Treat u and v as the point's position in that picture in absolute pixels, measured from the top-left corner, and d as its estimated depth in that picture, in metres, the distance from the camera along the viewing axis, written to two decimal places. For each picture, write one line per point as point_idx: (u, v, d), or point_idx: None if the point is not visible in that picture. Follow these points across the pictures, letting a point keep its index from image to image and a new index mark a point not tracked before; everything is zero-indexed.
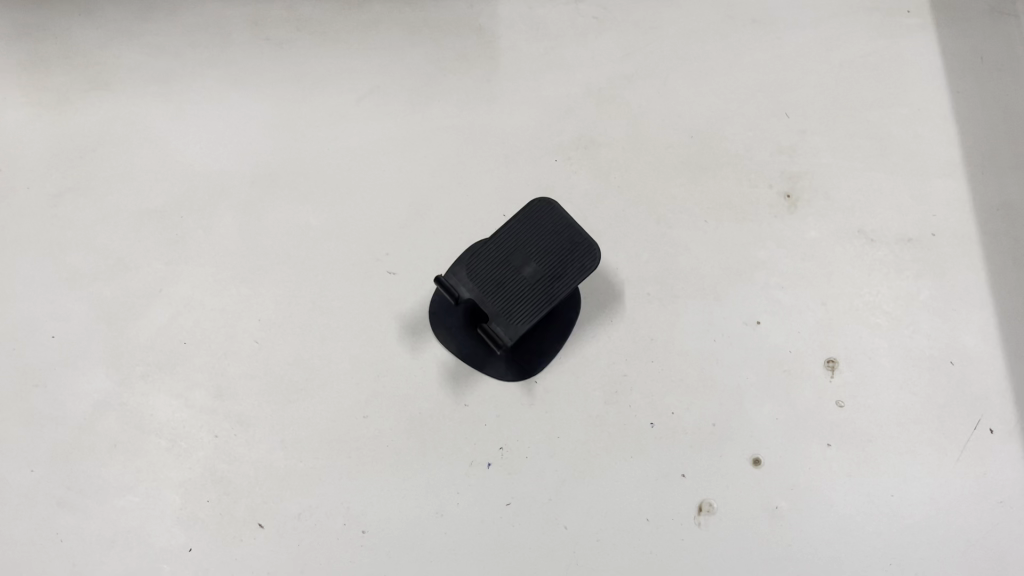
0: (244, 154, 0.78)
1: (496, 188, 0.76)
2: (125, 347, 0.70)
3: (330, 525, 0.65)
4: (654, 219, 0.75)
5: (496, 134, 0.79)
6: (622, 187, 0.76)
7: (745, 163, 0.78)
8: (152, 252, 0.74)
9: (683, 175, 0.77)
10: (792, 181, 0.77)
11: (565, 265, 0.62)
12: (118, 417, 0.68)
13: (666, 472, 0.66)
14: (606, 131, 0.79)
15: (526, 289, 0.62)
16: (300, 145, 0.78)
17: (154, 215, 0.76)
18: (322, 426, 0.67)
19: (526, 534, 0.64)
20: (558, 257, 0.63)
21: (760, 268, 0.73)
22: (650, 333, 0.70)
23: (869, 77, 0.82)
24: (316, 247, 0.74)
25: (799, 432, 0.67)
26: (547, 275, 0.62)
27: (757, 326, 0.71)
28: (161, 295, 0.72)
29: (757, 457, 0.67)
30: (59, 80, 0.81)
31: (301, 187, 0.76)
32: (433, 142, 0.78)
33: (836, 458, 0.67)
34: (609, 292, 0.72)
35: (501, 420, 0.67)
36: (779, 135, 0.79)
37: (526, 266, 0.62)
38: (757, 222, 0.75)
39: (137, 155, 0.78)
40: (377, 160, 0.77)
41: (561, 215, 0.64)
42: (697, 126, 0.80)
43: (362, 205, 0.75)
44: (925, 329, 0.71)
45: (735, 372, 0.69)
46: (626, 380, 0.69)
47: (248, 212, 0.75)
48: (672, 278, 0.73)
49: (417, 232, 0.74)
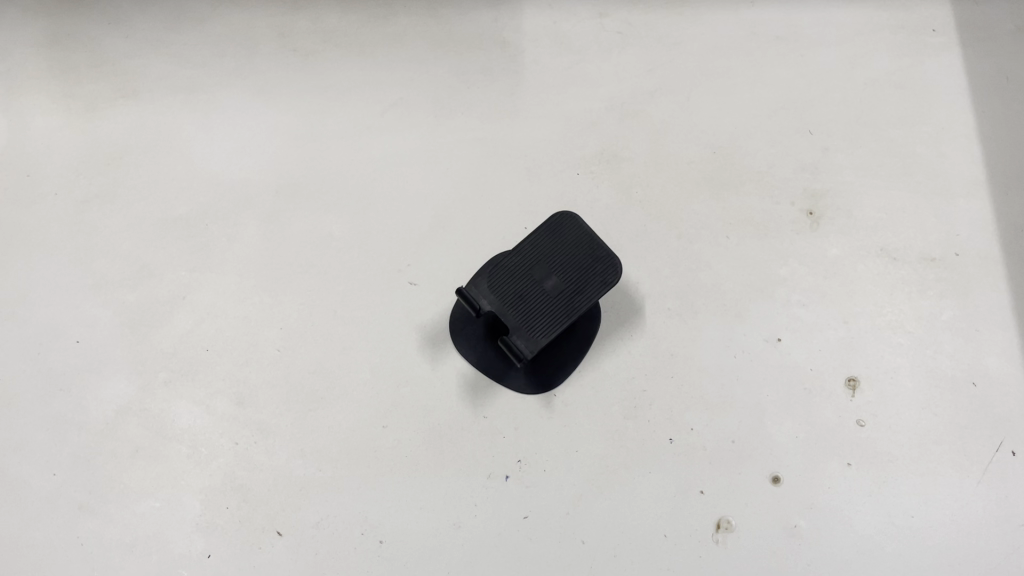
0: (268, 164, 0.79)
1: (518, 201, 0.76)
2: (148, 354, 0.71)
3: (348, 534, 0.65)
4: (676, 235, 0.75)
5: (518, 147, 0.79)
6: (644, 202, 0.76)
7: (767, 179, 0.78)
8: (176, 259, 0.75)
9: (705, 192, 0.77)
10: (814, 198, 0.77)
11: (587, 278, 0.63)
12: (139, 423, 0.69)
13: (685, 489, 0.66)
14: (628, 145, 0.79)
15: (548, 302, 0.62)
16: (323, 156, 0.79)
17: (178, 223, 0.76)
18: (341, 435, 0.68)
19: (542, 548, 0.64)
20: (580, 270, 0.63)
21: (782, 285, 0.73)
22: (669, 348, 0.70)
23: (893, 96, 0.81)
24: (337, 257, 0.74)
25: (820, 451, 0.67)
26: (569, 289, 0.63)
27: (778, 343, 0.71)
28: (184, 302, 0.73)
29: (776, 475, 0.66)
30: (88, 88, 0.82)
31: (324, 197, 0.77)
32: (456, 154, 0.79)
33: (857, 478, 0.66)
34: (630, 307, 0.72)
35: (519, 433, 0.67)
36: (802, 152, 0.79)
37: (548, 279, 0.63)
38: (779, 238, 0.75)
39: (163, 163, 0.79)
40: (400, 173, 0.78)
41: (584, 229, 0.65)
42: (720, 142, 0.80)
43: (384, 216, 0.76)
44: (947, 349, 0.71)
45: (755, 389, 0.69)
46: (646, 395, 0.69)
47: (272, 221, 0.76)
48: (693, 293, 0.73)
49: (439, 244, 0.74)
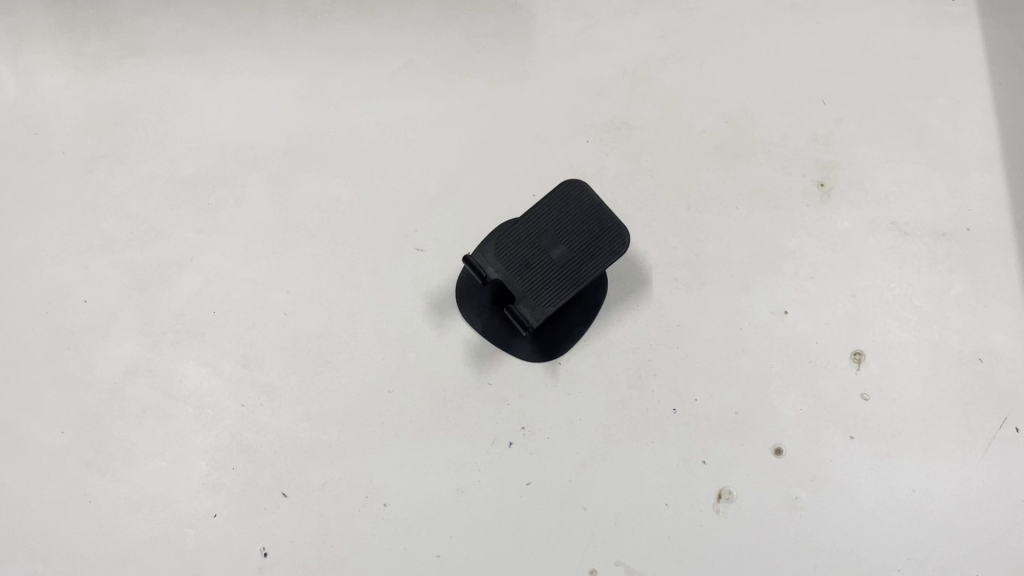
0: (276, 125, 0.78)
1: (527, 168, 0.76)
2: (156, 315, 0.71)
3: (352, 496, 0.65)
4: (685, 203, 0.74)
5: (529, 113, 0.78)
6: (654, 170, 0.76)
7: (779, 148, 0.77)
8: (183, 221, 0.75)
9: (716, 160, 0.76)
10: (826, 170, 0.76)
11: (594, 248, 0.63)
12: (147, 383, 0.69)
13: (687, 459, 0.66)
14: (639, 112, 0.78)
15: (555, 271, 0.63)
16: (330, 119, 0.78)
17: (185, 183, 0.76)
18: (346, 399, 0.68)
19: (545, 514, 0.65)
20: (587, 239, 0.63)
21: (790, 257, 0.72)
22: (675, 319, 0.70)
23: (910, 67, 0.80)
24: (345, 221, 0.74)
25: (822, 424, 0.68)
26: (576, 259, 0.63)
27: (785, 316, 0.70)
28: (192, 263, 0.73)
29: (778, 447, 0.67)
30: (94, 46, 0.80)
31: (331, 159, 0.76)
32: (465, 118, 0.78)
33: (859, 451, 0.67)
34: (637, 277, 0.72)
35: (523, 401, 0.68)
36: (815, 122, 0.78)
37: (555, 248, 0.63)
38: (790, 210, 0.74)
39: (171, 123, 0.78)
40: (409, 136, 0.77)
41: (592, 197, 0.65)
42: (732, 110, 0.79)
43: (392, 180, 0.75)
44: (955, 325, 0.70)
45: (760, 362, 0.69)
46: (650, 365, 0.69)
47: (279, 182, 0.75)
48: (701, 264, 0.72)
49: (447, 209, 0.74)
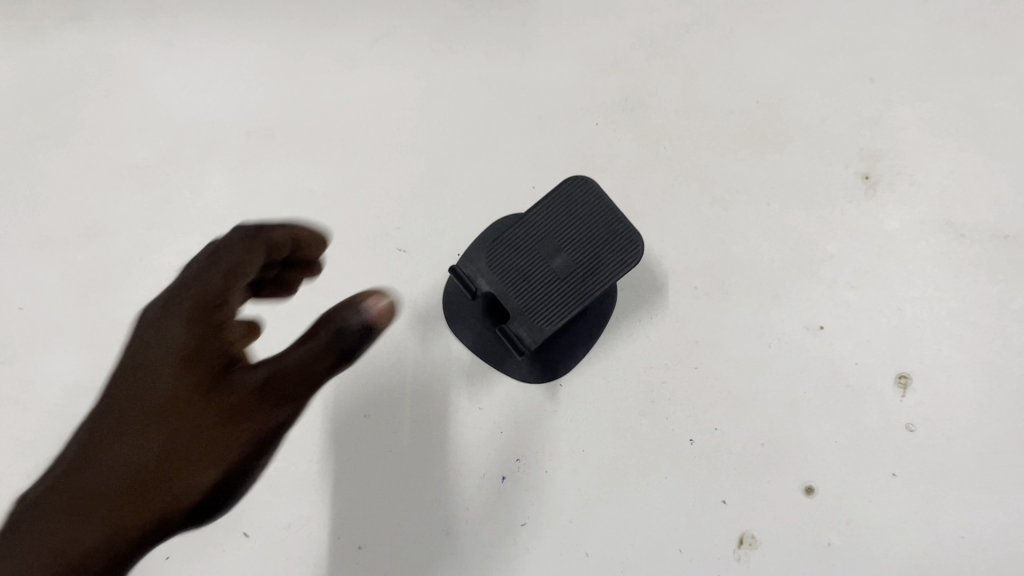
0: (240, 104, 0.68)
1: (526, 154, 0.65)
2: (99, 323, 0.62)
3: (322, 536, 0.57)
4: (708, 198, 0.64)
5: (530, 89, 0.67)
6: (672, 157, 0.65)
7: (818, 134, 0.65)
8: (132, 214, 0.65)
9: (744, 146, 0.65)
10: (872, 160, 0.64)
11: (603, 256, 0.54)
12: (89, 401, 0.59)
13: (705, 497, 0.57)
14: (657, 90, 0.67)
15: (557, 284, 0.54)
16: (301, 95, 0.67)
17: (137, 173, 0.67)
18: (313, 423, 0.59)
19: (540, 560, 0.56)
20: (595, 246, 0.55)
21: (827, 263, 0.62)
22: (694, 333, 0.61)
23: (970, 38, 0.66)
24: (315, 216, 0.64)
25: (861, 460, 0.57)
26: (582, 269, 0.54)
27: (820, 332, 0.60)
28: (142, 263, 0.64)
29: (810, 484, 0.57)
30: (35, 6, 0.70)
31: (302, 142, 0.66)
32: (457, 94, 0.67)
33: (902, 491, 0.57)
34: (650, 285, 0.62)
35: (519, 428, 0.59)
36: (860, 104, 0.65)
37: (557, 256, 0.54)
38: (828, 207, 0.63)
39: (118, 100, 0.69)
40: (388, 116, 0.66)
41: (601, 197, 0.56)
42: (764, 88, 0.67)
43: (369, 168, 0.65)
44: (1018, 344, 0.59)
45: (790, 386, 0.59)
46: (665, 388, 0.60)
47: (241, 169, 0.66)
48: (725, 270, 0.62)
49: (429, 202, 0.64)
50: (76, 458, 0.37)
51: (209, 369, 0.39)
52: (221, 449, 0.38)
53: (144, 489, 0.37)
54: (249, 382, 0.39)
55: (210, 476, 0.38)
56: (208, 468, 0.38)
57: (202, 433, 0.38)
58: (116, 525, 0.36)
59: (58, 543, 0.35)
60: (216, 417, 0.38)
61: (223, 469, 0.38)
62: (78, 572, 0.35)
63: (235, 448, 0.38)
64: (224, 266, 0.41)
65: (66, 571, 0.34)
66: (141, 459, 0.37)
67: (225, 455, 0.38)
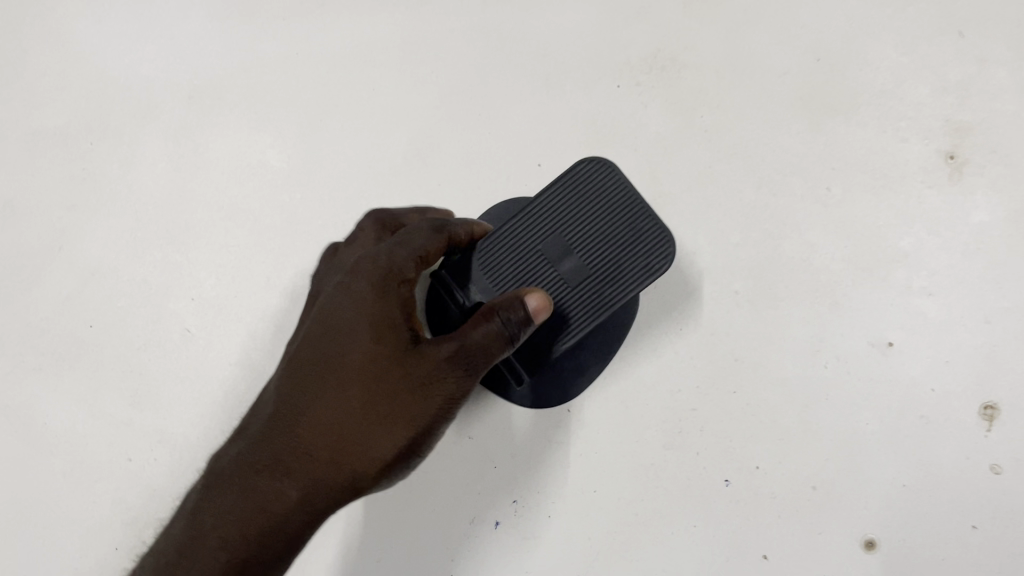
0: (177, 58, 0.57)
1: (531, 124, 0.53)
2: (20, 327, 0.54)
3: None
4: (752, 182, 0.51)
5: (535, 41, 0.55)
6: (709, 131, 0.52)
7: (891, 100, 0.51)
8: (54, 195, 0.56)
9: (798, 118, 0.52)
10: (958, 133, 0.50)
11: (621, 262, 0.44)
12: (9, 422, 0.52)
13: (742, 553, 0.47)
14: (693, 44, 0.54)
15: (564, 296, 0.45)
16: (257, 52, 0.56)
17: (60, 142, 0.57)
18: None
19: None
20: (611, 249, 0.45)
21: (898, 264, 0.49)
22: (734, 350, 0.49)
23: None
24: (273, 201, 0.54)
25: (932, 508, 0.46)
26: (595, 278, 0.45)
27: (889, 351, 0.48)
28: (64, 255, 0.55)
29: (871, 538, 0.46)
30: None
31: (252, 108, 0.56)
32: (444, 50, 0.55)
33: (983, 551, 0.45)
34: (681, 289, 0.50)
35: (517, 463, 0.49)
36: (945, 60, 0.51)
37: (565, 261, 0.45)
38: (900, 194, 0.50)
39: (36, 53, 0.59)
40: (365, 78, 0.55)
41: (623, 185, 0.45)
42: (826, 41, 0.53)
43: (339, 144, 0.54)
44: None
45: (850, 416, 0.47)
46: (694, 416, 0.48)
47: (179, 139, 0.56)
48: (772, 271, 0.50)
49: (412, 184, 0.53)
50: (273, 429, 0.41)
51: (397, 343, 0.40)
52: (406, 419, 0.40)
53: (344, 452, 0.40)
54: (435, 357, 0.39)
55: (396, 442, 0.40)
56: (398, 432, 0.40)
57: (379, 403, 0.39)
58: (321, 478, 0.40)
59: (271, 493, 0.40)
60: (404, 389, 0.39)
61: (410, 434, 0.40)
62: (282, 524, 0.40)
63: (421, 421, 0.40)
64: (399, 268, 0.41)
65: (271, 522, 0.40)
66: (335, 425, 0.40)
67: (411, 425, 0.40)
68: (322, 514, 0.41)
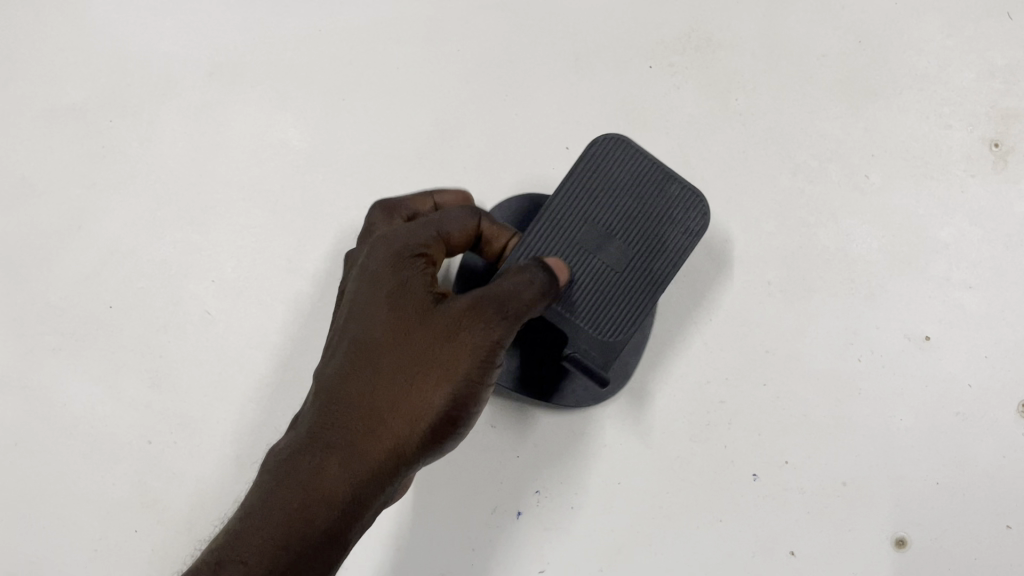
0: (197, 32, 0.55)
1: (559, 106, 0.52)
2: (31, 307, 0.52)
3: None
4: (789, 168, 0.50)
5: (566, 18, 0.53)
6: (747, 114, 0.51)
7: (937, 86, 0.51)
8: (68, 171, 0.54)
9: (840, 103, 0.51)
10: (1004, 122, 0.50)
11: (664, 236, 0.43)
12: (20, 403, 0.50)
13: (770, 549, 0.46)
14: (729, 23, 0.52)
15: (617, 285, 0.43)
16: (279, 26, 0.55)
17: (72, 116, 0.55)
18: None
19: None
20: (651, 226, 0.43)
21: (939, 255, 0.48)
22: (766, 341, 0.48)
23: None
24: (297, 182, 0.53)
25: (965, 506, 0.46)
26: (642, 258, 0.43)
27: (926, 344, 0.47)
28: (79, 234, 0.53)
29: (902, 535, 0.46)
30: None
31: (276, 85, 0.54)
32: (472, 27, 0.53)
33: (1015, 549, 0.45)
34: (711, 278, 0.49)
35: (540, 453, 0.47)
36: (992, 48, 0.51)
37: (607, 250, 0.43)
38: (944, 183, 0.49)
39: (48, 23, 0.56)
40: (389, 55, 0.54)
41: (640, 160, 0.44)
42: (869, 24, 0.52)
43: (364, 124, 0.53)
44: None
45: (885, 410, 0.47)
46: (724, 409, 0.47)
47: (201, 117, 0.54)
48: (806, 260, 0.49)
49: (438, 166, 0.52)
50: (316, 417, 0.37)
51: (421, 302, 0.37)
52: (448, 366, 0.36)
53: (397, 412, 0.36)
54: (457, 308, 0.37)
55: (439, 397, 0.36)
56: (438, 387, 0.36)
57: (411, 363, 0.36)
58: (365, 454, 0.36)
59: (314, 472, 0.35)
60: (435, 340, 0.36)
61: (460, 381, 0.36)
62: (333, 501, 0.35)
63: (463, 366, 0.36)
64: (407, 240, 0.39)
65: (321, 502, 0.35)
66: (376, 388, 0.36)
67: (454, 372, 0.36)
68: (387, 481, 0.36)
